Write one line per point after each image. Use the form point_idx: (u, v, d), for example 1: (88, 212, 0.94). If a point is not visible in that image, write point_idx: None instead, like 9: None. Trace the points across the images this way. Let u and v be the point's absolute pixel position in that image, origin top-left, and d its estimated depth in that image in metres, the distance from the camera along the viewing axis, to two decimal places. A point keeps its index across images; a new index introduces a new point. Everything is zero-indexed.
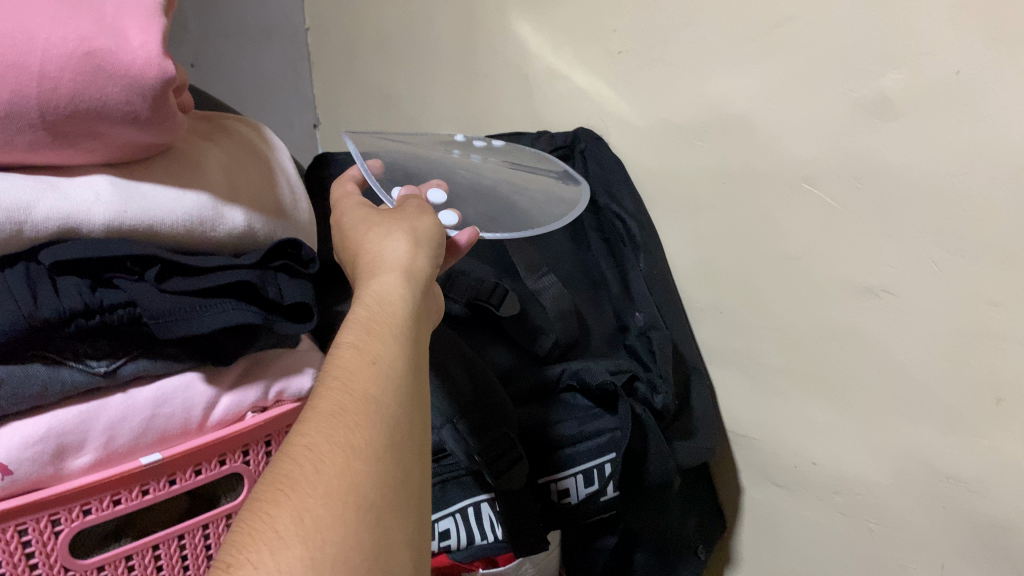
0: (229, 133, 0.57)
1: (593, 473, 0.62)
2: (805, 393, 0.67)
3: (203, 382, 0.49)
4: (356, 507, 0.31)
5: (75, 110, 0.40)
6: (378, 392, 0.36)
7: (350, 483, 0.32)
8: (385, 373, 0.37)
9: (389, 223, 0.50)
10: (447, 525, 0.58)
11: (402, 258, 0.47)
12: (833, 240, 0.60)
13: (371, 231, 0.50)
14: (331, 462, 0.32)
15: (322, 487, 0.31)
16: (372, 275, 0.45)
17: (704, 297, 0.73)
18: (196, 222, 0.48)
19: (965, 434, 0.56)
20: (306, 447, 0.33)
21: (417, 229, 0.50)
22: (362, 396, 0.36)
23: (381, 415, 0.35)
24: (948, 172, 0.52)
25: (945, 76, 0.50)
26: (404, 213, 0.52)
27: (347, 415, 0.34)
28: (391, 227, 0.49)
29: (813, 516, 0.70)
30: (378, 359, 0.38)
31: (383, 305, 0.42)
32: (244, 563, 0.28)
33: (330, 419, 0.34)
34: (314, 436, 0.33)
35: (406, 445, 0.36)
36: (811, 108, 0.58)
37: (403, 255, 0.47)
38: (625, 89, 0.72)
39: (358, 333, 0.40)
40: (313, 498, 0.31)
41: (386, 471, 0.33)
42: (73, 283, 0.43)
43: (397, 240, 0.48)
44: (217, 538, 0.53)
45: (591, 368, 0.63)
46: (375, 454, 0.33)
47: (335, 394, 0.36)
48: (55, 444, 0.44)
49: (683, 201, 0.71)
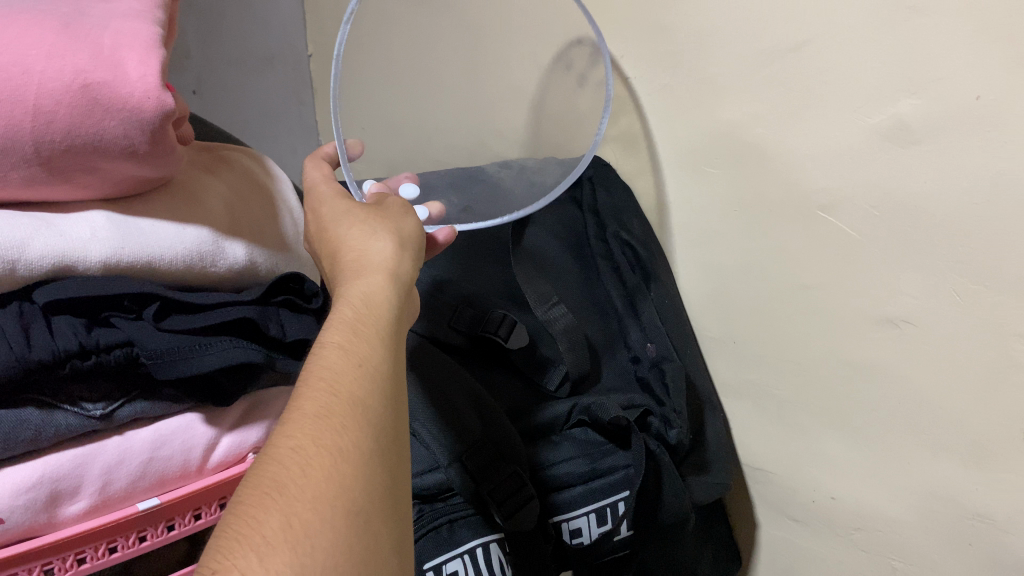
0: (230, 165, 0.56)
1: (606, 512, 0.61)
2: (824, 427, 0.65)
3: (203, 423, 0.48)
4: (346, 513, 0.30)
5: (72, 144, 0.39)
6: (366, 394, 0.35)
7: (340, 488, 0.31)
8: (372, 375, 0.36)
9: (373, 225, 0.48)
10: (456, 567, 0.55)
11: (388, 260, 0.45)
12: (850, 270, 0.59)
13: (354, 229, 0.48)
14: (318, 465, 0.31)
15: (311, 492, 0.30)
16: (355, 276, 0.43)
17: (716, 327, 0.72)
18: (195, 257, 0.47)
19: (991, 470, 0.55)
20: (292, 449, 0.32)
21: (401, 233, 0.48)
22: (348, 397, 0.34)
23: (369, 418, 0.34)
24: (970, 201, 0.51)
25: (964, 102, 0.49)
26: (389, 217, 0.49)
27: (334, 417, 0.33)
28: (374, 225, 0.48)
29: (832, 553, 0.68)
30: (365, 361, 0.36)
31: (368, 305, 0.41)
32: (231, 568, 0.27)
33: (317, 421, 0.33)
34: (301, 438, 0.32)
35: (392, 449, 0.34)
36: (826, 135, 0.57)
37: (388, 258, 0.45)
38: (633, 115, 0.71)
39: (343, 333, 0.38)
40: (302, 504, 0.30)
41: (375, 476, 0.32)
42: (69, 322, 0.41)
43: (381, 240, 0.46)
44: None
45: (603, 403, 0.61)
46: (364, 459, 0.32)
47: (320, 394, 0.34)
48: (50, 490, 0.42)
49: (694, 228, 0.70)
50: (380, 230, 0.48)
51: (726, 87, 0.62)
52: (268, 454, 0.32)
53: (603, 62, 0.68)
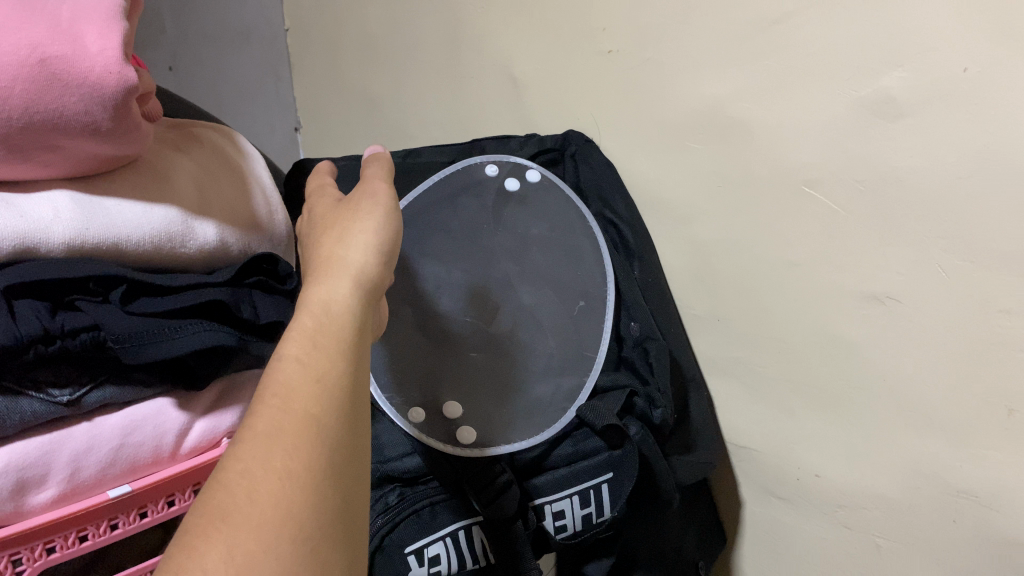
0: (200, 143, 0.54)
1: (590, 494, 0.58)
2: (808, 405, 0.64)
3: (175, 408, 0.47)
4: (291, 544, 0.29)
5: (30, 122, 0.37)
6: (321, 412, 0.34)
7: (285, 517, 0.29)
8: (329, 390, 0.35)
9: (340, 220, 0.45)
10: (438, 550, 0.55)
11: (354, 257, 0.42)
12: (834, 247, 0.58)
13: (331, 228, 0.44)
14: (264, 493, 0.30)
15: (254, 522, 0.29)
16: (319, 273, 0.41)
17: (700, 305, 0.70)
18: (164, 237, 0.45)
19: (974, 448, 0.54)
20: (238, 474, 0.31)
21: (378, 223, 0.44)
22: (302, 417, 0.33)
23: (322, 439, 0.33)
24: (956, 176, 0.50)
25: (953, 74, 0.48)
26: (359, 205, 0.45)
27: (283, 439, 0.32)
28: (347, 221, 0.44)
29: (816, 530, 0.67)
30: (323, 375, 0.35)
31: (330, 310, 0.38)
32: None
33: (266, 443, 0.32)
34: (248, 462, 0.31)
35: (347, 470, 0.33)
36: (812, 109, 0.56)
37: (355, 256, 0.42)
38: (615, 90, 0.69)
39: (302, 342, 0.36)
40: (245, 533, 0.29)
41: (325, 502, 0.31)
42: (32, 306, 0.39)
43: (360, 231, 0.43)
44: None
45: (596, 406, 0.58)
46: (315, 485, 0.31)
47: (273, 414, 0.33)
48: (16, 479, 0.40)
49: (677, 207, 0.68)
50: (357, 221, 0.44)
51: (711, 61, 0.61)
52: (217, 478, 0.31)
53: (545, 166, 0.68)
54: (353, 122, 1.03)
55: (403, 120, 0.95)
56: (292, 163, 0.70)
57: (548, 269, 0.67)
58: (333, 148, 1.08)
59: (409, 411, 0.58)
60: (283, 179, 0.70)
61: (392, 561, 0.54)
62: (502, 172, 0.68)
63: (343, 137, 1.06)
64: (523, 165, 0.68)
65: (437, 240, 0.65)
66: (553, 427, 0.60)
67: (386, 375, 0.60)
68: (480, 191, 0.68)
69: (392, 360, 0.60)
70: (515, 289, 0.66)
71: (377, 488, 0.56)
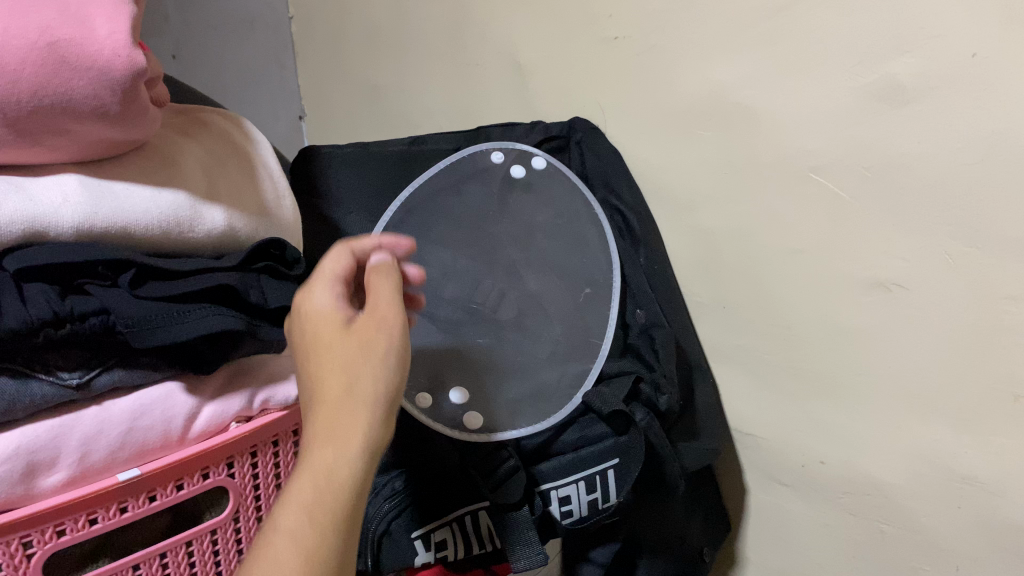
0: (207, 129, 0.54)
1: (596, 481, 0.58)
2: (813, 392, 0.64)
3: (184, 392, 0.47)
4: None
5: (40, 106, 0.37)
6: None
7: None
8: None
9: (350, 358, 0.41)
10: (444, 535, 0.57)
11: (361, 419, 0.39)
12: (840, 233, 0.58)
13: (337, 368, 0.40)
14: None
15: None
16: (323, 432, 0.38)
17: (705, 293, 0.70)
18: (172, 222, 0.45)
19: (979, 434, 0.54)
20: None
21: (382, 378, 0.40)
22: None
23: None
24: (962, 163, 0.50)
25: (960, 60, 0.48)
26: (372, 341, 0.41)
27: None
28: (355, 368, 0.40)
29: (820, 517, 0.67)
30: (315, 559, 0.36)
31: (332, 478, 0.37)
32: None
33: None
34: None
35: None
36: (818, 95, 0.56)
37: (361, 433, 0.39)
38: (620, 77, 0.69)
39: (299, 516, 0.36)
40: None
41: None
42: (41, 290, 0.40)
43: (370, 389, 0.40)
44: (246, 534, 0.51)
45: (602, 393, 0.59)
46: None
47: None
48: (26, 462, 0.41)
49: (683, 195, 0.68)
50: (368, 369, 0.40)
51: (717, 47, 0.61)
52: None
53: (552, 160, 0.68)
54: (357, 110, 1.03)
55: (407, 108, 0.95)
56: (298, 152, 0.70)
57: (554, 256, 0.67)
58: (337, 135, 1.08)
59: (417, 396, 0.58)
60: (289, 166, 0.70)
61: (398, 544, 0.56)
62: (507, 160, 0.68)
63: (347, 126, 1.05)
64: (529, 152, 0.68)
65: (444, 227, 0.66)
66: (558, 414, 0.60)
67: None
68: (486, 177, 0.68)
69: None
70: (520, 276, 0.66)
71: (387, 472, 0.58)
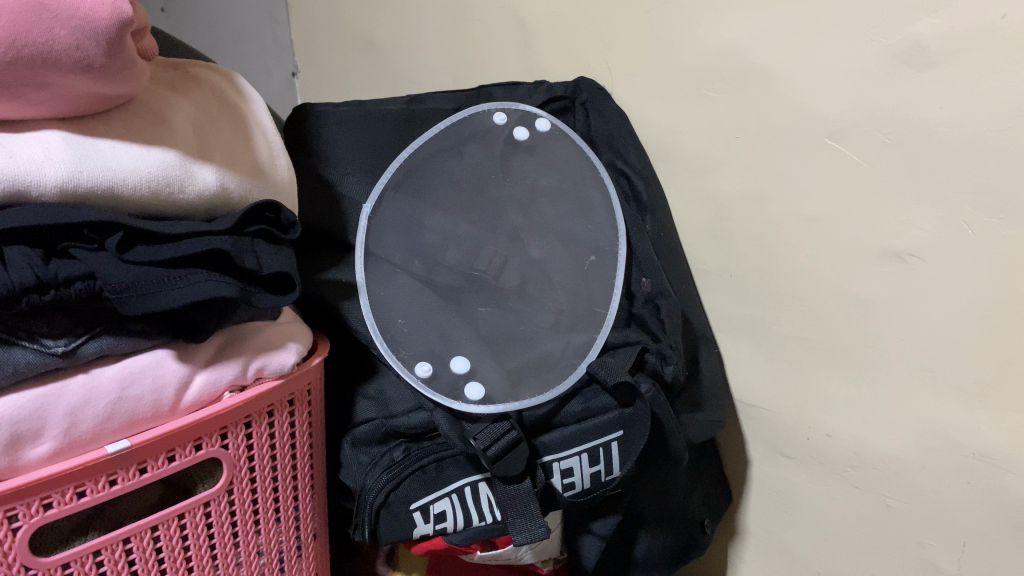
0: (199, 84, 0.51)
1: (599, 453, 0.57)
2: (821, 363, 0.62)
3: (175, 360, 0.45)
4: None
5: (18, 57, 0.35)
6: None
7: None
8: None
9: None
10: (443, 506, 0.55)
11: None
12: (857, 201, 0.56)
13: None
14: None
15: None
16: None
17: (712, 261, 0.68)
18: (161, 182, 0.43)
19: (994, 409, 0.53)
20: None
21: None
22: None
23: None
24: (986, 128, 0.48)
25: (988, 21, 0.47)
26: None
27: None
28: None
29: (825, 491, 0.65)
30: None
31: None
32: None
33: None
34: None
35: None
36: (836, 55, 0.54)
37: None
38: (629, 35, 0.67)
39: None
40: None
41: None
42: (24, 253, 0.38)
43: None
44: (220, 518, 0.49)
45: (607, 363, 0.57)
46: None
47: None
48: (9, 434, 0.39)
49: (693, 158, 0.66)
50: None
51: (732, 3, 0.58)
52: None
53: (560, 175, 0.66)
54: (353, 66, 0.99)
55: (404, 65, 0.92)
56: (293, 107, 0.68)
57: (558, 221, 0.65)
58: (330, 93, 1.05)
59: (416, 365, 0.57)
60: (283, 123, 0.68)
61: (397, 517, 0.55)
62: (511, 120, 0.66)
63: (343, 82, 1.02)
64: (533, 114, 0.66)
65: (443, 190, 0.64)
66: (561, 384, 0.59)
67: (392, 329, 0.58)
68: (488, 139, 0.65)
69: (399, 313, 0.59)
70: (523, 242, 0.64)
71: (385, 444, 0.57)
